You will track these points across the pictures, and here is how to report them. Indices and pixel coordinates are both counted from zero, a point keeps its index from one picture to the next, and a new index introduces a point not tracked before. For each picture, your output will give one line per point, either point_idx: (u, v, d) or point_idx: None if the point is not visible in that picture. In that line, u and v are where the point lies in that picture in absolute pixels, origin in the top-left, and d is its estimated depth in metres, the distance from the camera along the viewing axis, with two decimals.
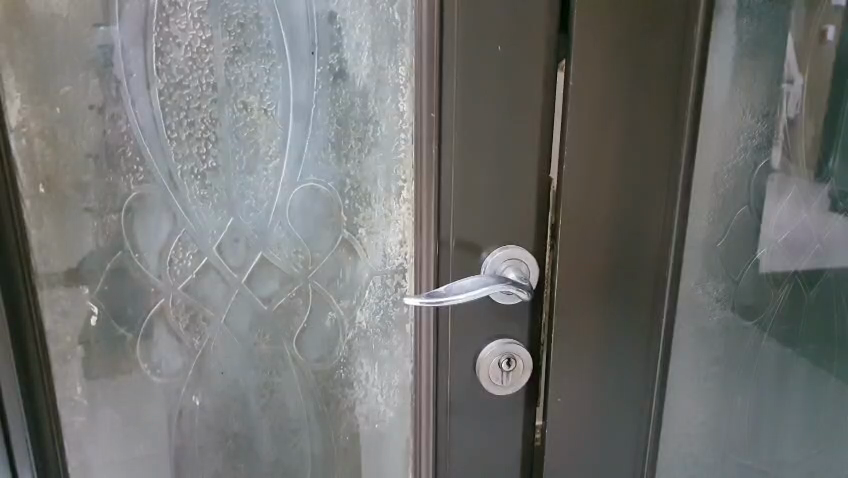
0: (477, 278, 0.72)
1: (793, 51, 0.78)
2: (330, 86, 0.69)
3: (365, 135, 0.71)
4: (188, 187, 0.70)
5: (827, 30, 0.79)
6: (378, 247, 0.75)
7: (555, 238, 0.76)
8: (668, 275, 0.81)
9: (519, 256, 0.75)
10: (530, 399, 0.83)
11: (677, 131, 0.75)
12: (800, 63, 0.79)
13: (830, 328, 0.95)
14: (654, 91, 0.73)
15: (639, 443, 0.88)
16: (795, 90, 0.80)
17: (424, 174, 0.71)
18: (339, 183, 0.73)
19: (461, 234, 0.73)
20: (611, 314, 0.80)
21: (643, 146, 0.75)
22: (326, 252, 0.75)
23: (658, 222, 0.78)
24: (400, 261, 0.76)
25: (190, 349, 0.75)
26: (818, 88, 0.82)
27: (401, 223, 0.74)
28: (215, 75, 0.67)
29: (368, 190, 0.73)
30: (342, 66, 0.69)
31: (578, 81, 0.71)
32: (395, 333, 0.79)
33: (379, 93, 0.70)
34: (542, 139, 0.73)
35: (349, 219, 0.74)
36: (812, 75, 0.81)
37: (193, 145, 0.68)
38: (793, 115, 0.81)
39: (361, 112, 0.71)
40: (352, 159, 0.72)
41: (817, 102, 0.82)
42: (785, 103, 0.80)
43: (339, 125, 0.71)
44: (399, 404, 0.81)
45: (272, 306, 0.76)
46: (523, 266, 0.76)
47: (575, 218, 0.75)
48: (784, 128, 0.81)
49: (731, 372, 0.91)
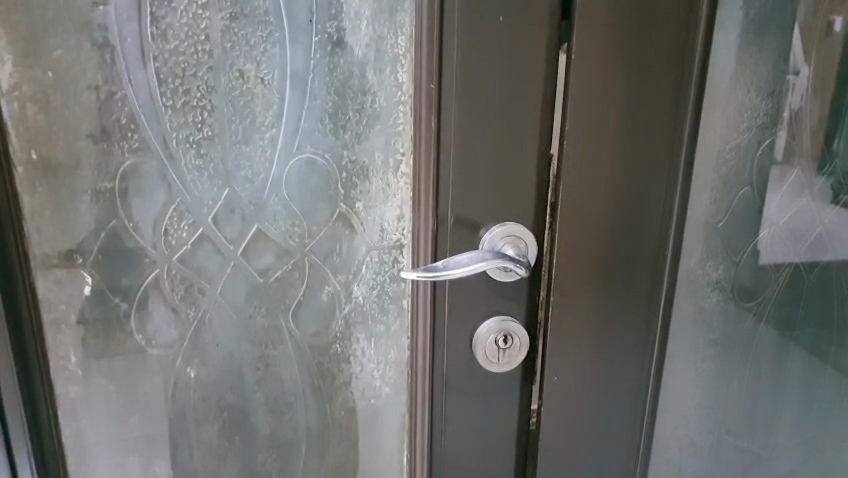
0: (475, 253, 0.71)
1: (801, 39, 0.78)
2: (328, 56, 0.68)
3: (364, 107, 0.70)
4: (183, 156, 0.69)
5: (835, 21, 0.79)
6: (376, 221, 0.74)
7: (554, 215, 0.76)
8: (668, 254, 0.80)
9: (518, 233, 0.75)
10: (526, 377, 0.82)
11: (680, 107, 0.74)
12: (807, 48, 0.78)
13: (829, 314, 0.95)
14: (657, 66, 0.72)
15: (635, 422, 0.88)
16: (801, 80, 0.80)
17: (422, 147, 0.70)
18: (336, 155, 0.72)
19: (459, 209, 0.72)
20: (610, 292, 0.80)
21: (645, 123, 0.74)
22: (323, 226, 0.74)
23: (659, 201, 0.77)
24: (397, 236, 0.75)
25: (185, 321, 0.75)
26: (824, 72, 0.81)
27: (399, 197, 0.74)
28: (211, 41, 0.66)
29: (366, 163, 0.72)
30: (341, 35, 0.68)
31: (580, 55, 0.69)
32: (392, 309, 0.78)
33: (378, 63, 0.69)
34: (543, 114, 0.72)
35: (346, 192, 0.73)
36: (818, 61, 0.80)
37: (188, 113, 0.68)
38: (797, 106, 0.81)
39: (360, 83, 0.69)
40: (350, 131, 0.71)
41: (822, 85, 0.81)
42: (791, 89, 0.79)
43: (336, 96, 0.70)
44: (395, 380, 0.81)
45: (268, 279, 0.75)
46: (521, 243, 0.75)
47: (575, 195, 0.74)
48: (789, 111, 0.80)
49: (729, 355, 0.91)
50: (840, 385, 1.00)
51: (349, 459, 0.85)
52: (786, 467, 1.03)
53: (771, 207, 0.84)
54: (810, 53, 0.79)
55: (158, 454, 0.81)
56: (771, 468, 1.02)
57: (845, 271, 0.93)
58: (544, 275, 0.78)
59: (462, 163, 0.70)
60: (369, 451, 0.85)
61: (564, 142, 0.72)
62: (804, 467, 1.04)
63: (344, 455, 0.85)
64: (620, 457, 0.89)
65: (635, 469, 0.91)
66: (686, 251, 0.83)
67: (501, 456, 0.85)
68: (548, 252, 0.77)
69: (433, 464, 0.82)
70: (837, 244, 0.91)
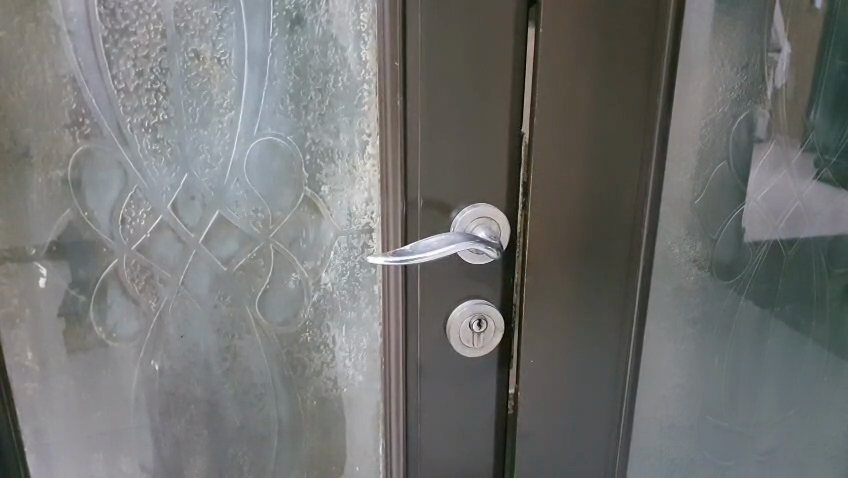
0: (445, 235, 0.69)
1: (780, 14, 0.76)
2: (287, 34, 0.66)
3: (326, 87, 0.68)
4: (139, 142, 0.66)
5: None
6: (343, 205, 0.72)
7: (526, 196, 0.74)
8: (643, 231, 0.78)
9: (489, 214, 0.73)
10: (503, 361, 0.81)
11: (652, 81, 0.72)
12: (785, 24, 0.77)
13: (808, 289, 0.94)
14: (627, 40, 0.70)
15: (615, 404, 0.87)
16: (781, 57, 0.78)
17: (387, 127, 0.67)
18: (300, 137, 0.69)
19: (429, 189, 0.70)
20: (586, 272, 0.78)
21: (617, 98, 0.72)
22: (288, 212, 0.72)
23: (632, 178, 0.76)
24: (366, 221, 0.73)
25: (147, 312, 0.73)
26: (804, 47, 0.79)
27: (367, 180, 0.71)
28: (163, 21, 0.63)
29: (331, 145, 0.70)
30: (300, 13, 0.65)
31: (549, 29, 0.67)
32: (363, 295, 0.76)
33: (339, 42, 0.66)
34: (513, 91, 0.70)
35: (311, 175, 0.71)
36: (794, 35, 0.78)
37: (143, 96, 0.65)
38: (777, 84, 0.79)
39: (321, 62, 0.67)
40: (312, 112, 0.69)
41: (800, 60, 0.80)
42: (768, 63, 0.78)
43: (297, 75, 0.67)
44: (368, 369, 0.79)
45: (232, 268, 0.73)
46: (493, 225, 0.73)
47: (547, 174, 0.73)
48: (768, 87, 0.79)
49: (710, 333, 0.90)
50: (818, 364, 0.99)
51: (324, 450, 0.83)
52: (769, 444, 1.02)
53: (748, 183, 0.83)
54: (787, 26, 0.77)
55: (124, 451, 0.78)
56: (754, 446, 1.01)
57: (822, 247, 0.92)
58: (518, 257, 0.76)
59: (431, 143, 0.68)
60: (343, 441, 0.83)
61: (534, 119, 0.70)
62: (788, 444, 1.03)
63: (318, 445, 0.83)
64: (600, 438, 0.88)
65: (616, 450, 0.90)
66: (663, 230, 0.81)
67: (479, 442, 0.84)
68: (521, 233, 0.75)
69: (409, 450, 0.80)
70: (815, 218, 0.90)
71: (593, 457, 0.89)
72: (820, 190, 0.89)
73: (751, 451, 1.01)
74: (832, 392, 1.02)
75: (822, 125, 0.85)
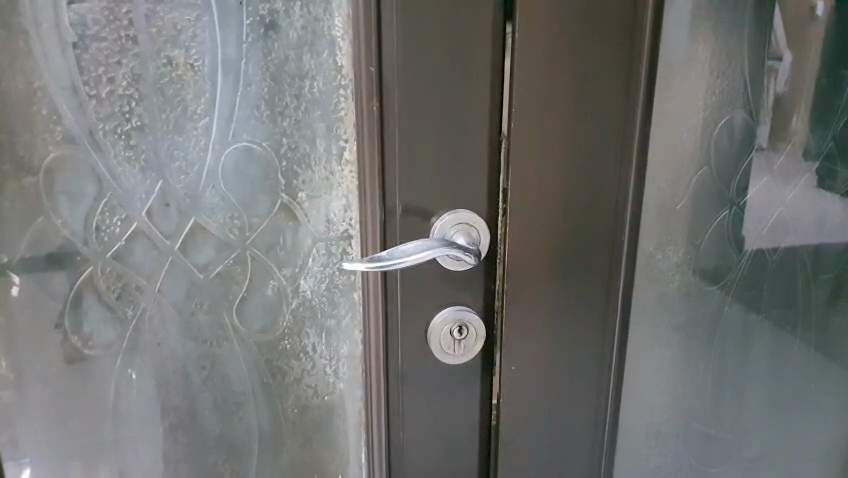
0: (421, 241, 0.68)
1: (764, 19, 0.76)
2: (260, 40, 0.65)
3: (302, 92, 0.67)
4: (112, 147, 0.66)
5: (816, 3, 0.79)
6: (321, 211, 0.71)
7: (506, 200, 0.73)
8: (625, 236, 0.78)
9: (468, 220, 0.73)
10: (485, 368, 0.80)
11: (630, 84, 0.72)
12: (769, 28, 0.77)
13: (794, 295, 0.94)
14: (604, 43, 0.70)
15: (600, 411, 0.86)
16: (765, 60, 0.78)
17: (362, 131, 0.67)
18: (275, 143, 0.68)
19: (408, 195, 0.70)
20: (567, 278, 0.78)
21: (596, 101, 0.72)
22: (264, 218, 0.71)
23: (612, 184, 0.76)
24: (345, 227, 0.72)
25: (123, 320, 0.72)
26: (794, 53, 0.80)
27: (344, 186, 0.71)
28: (135, 26, 0.63)
29: (307, 151, 0.69)
30: (274, 18, 0.65)
31: (524, 34, 0.67)
32: (342, 302, 0.75)
33: (315, 46, 0.66)
34: (491, 96, 0.69)
35: (287, 182, 0.70)
36: (785, 38, 0.78)
37: (115, 103, 0.64)
38: (760, 88, 0.79)
39: (296, 67, 0.66)
40: (288, 118, 0.68)
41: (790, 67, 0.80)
42: (753, 69, 0.78)
43: (272, 81, 0.66)
44: (349, 376, 0.79)
45: (209, 275, 0.72)
46: (473, 231, 0.73)
47: (527, 179, 0.73)
48: (756, 95, 0.79)
49: (695, 338, 0.89)
50: (807, 369, 0.99)
51: (304, 457, 0.82)
52: (758, 450, 1.01)
53: (732, 187, 0.83)
54: (776, 30, 0.77)
55: (102, 459, 0.78)
56: (741, 452, 1.00)
57: (808, 252, 0.92)
58: (499, 263, 0.76)
59: (408, 148, 0.68)
60: (325, 447, 0.82)
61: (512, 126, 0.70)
62: (776, 451, 1.03)
63: (299, 453, 0.82)
64: (586, 445, 0.87)
65: (601, 458, 0.89)
66: (646, 236, 0.81)
67: (463, 451, 0.83)
68: (502, 239, 0.75)
69: (390, 458, 0.80)
70: (800, 222, 0.90)
71: (578, 464, 0.88)
72: (805, 195, 0.89)
73: (739, 457, 1.00)
74: (820, 397, 1.01)
75: (812, 125, 0.86)
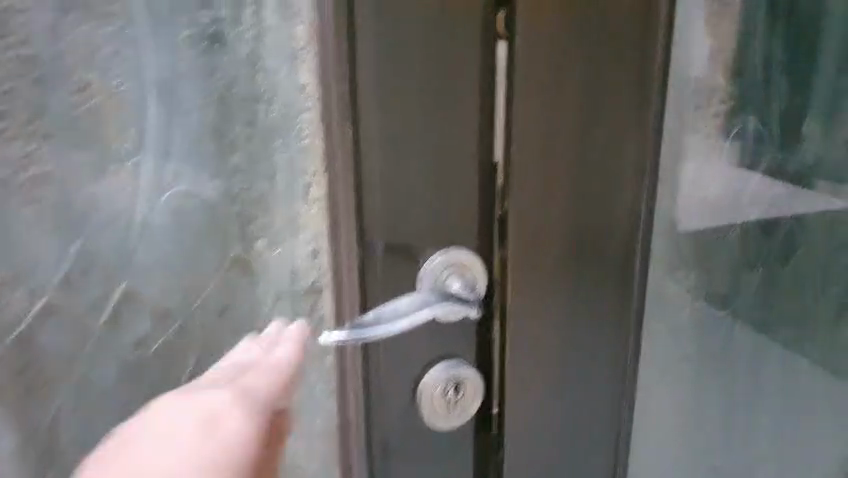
0: (413, 298, 0.57)
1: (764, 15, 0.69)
2: (203, 55, 0.52)
3: (256, 119, 0.53)
4: (7, 203, 0.50)
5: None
6: (283, 264, 0.55)
7: (504, 238, 0.61)
8: (635, 265, 0.68)
9: (463, 260, 0.59)
10: (481, 426, 0.69)
11: (643, 91, 0.62)
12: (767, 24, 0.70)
13: (803, 314, 0.85)
14: (614, 44, 0.59)
15: (608, 460, 0.76)
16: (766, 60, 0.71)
17: (331, 164, 0.52)
18: (225, 182, 0.55)
19: (394, 240, 0.56)
20: (575, 318, 0.67)
21: (607, 112, 0.61)
22: (213, 277, 0.57)
23: (623, 209, 0.65)
24: (312, 281, 0.55)
25: (34, 418, 0.56)
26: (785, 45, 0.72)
27: (310, 228, 0.54)
28: (33, 44, 0.48)
29: (264, 190, 0.55)
30: (219, 27, 0.51)
31: (526, 36, 0.56)
32: (313, 371, 0.60)
33: (269, 61, 0.51)
34: (485, 115, 0.57)
35: (241, 230, 0.56)
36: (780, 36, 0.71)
37: (8, 143, 0.49)
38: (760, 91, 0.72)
39: (249, 88, 0.53)
40: (241, 151, 0.54)
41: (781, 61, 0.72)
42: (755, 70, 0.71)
43: (218, 105, 0.53)
44: (324, 456, 0.64)
45: (144, 352, 0.57)
46: (468, 272, 0.60)
47: (530, 211, 0.61)
48: (750, 94, 0.71)
49: (703, 367, 0.81)
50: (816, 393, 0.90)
51: None
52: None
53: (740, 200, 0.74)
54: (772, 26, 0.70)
55: None
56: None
57: (816, 266, 0.84)
58: (496, 309, 0.65)
59: (391, 183, 0.54)
60: None
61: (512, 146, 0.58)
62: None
63: None
64: None
65: None
66: (655, 261, 0.71)
67: None
68: (499, 282, 0.63)
69: None
70: (810, 235, 0.81)
71: None
72: (814, 206, 0.80)
73: None
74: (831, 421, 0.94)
75: (815, 127, 0.77)
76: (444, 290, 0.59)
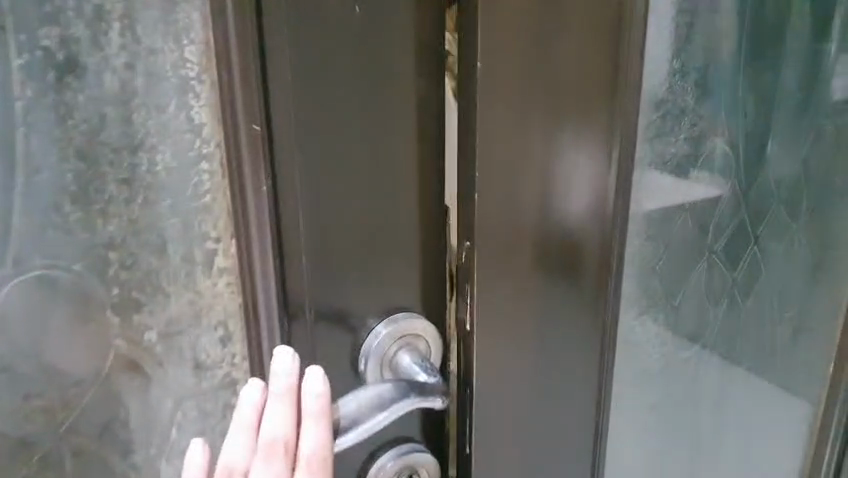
0: (371, 394, 0.42)
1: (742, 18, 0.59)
2: (52, 89, 0.36)
3: (134, 173, 0.38)
4: None
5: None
6: (182, 356, 0.43)
7: (457, 295, 0.49)
8: (607, 327, 0.55)
9: (415, 330, 0.48)
10: None
11: (623, 125, 0.49)
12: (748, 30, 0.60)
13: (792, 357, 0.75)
14: (591, 64, 0.46)
15: None
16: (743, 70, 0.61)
17: (241, 231, 0.39)
18: (95, 261, 0.39)
19: (326, 319, 0.44)
20: (539, 400, 0.54)
21: (582, 147, 0.48)
22: (87, 388, 0.42)
23: (594, 262, 0.52)
24: (226, 372, 0.44)
25: None
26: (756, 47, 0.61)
27: (218, 308, 0.43)
28: None
29: (153, 265, 0.41)
30: (73, 50, 0.35)
31: (486, 62, 0.42)
32: None
33: (150, 95, 0.37)
34: (433, 147, 0.45)
35: (122, 322, 0.41)
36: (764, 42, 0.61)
37: None
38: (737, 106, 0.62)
39: (123, 133, 0.37)
40: (116, 218, 0.39)
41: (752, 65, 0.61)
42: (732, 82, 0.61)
43: (79, 159, 0.37)
44: None
45: None
46: (421, 343, 0.48)
47: (488, 270, 0.47)
48: (725, 110, 0.61)
49: (673, 419, 0.71)
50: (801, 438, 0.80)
51: None
52: None
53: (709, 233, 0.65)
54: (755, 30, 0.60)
55: None
56: None
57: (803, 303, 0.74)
58: (451, 379, 0.52)
59: (322, 247, 0.42)
60: None
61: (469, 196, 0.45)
62: None
63: None
64: None
65: None
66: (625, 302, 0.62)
67: None
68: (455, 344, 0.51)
69: None
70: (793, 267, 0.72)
71: None
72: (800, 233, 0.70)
73: None
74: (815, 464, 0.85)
75: (789, 143, 0.66)
76: (395, 369, 0.46)
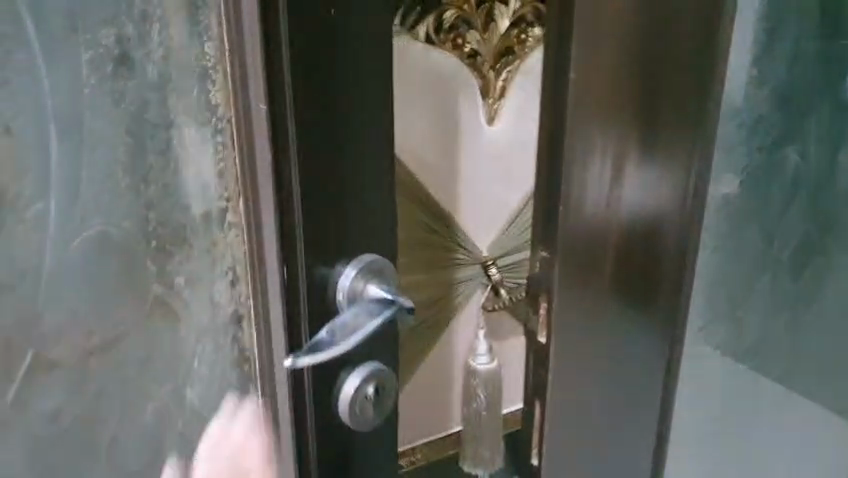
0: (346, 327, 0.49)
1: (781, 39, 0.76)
2: (108, 80, 0.45)
3: (170, 147, 0.48)
4: None
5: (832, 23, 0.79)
6: (203, 299, 0.52)
7: (596, 224, 0.68)
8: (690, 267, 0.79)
9: (377, 265, 0.52)
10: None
11: (689, 128, 0.71)
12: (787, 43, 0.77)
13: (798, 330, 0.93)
14: (683, 89, 0.69)
15: None
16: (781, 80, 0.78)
17: (251, 181, 0.47)
18: (139, 220, 0.49)
19: (318, 287, 0.50)
20: (606, 315, 0.74)
21: (653, 166, 0.70)
22: (129, 327, 0.51)
23: (670, 217, 0.75)
24: (234, 307, 0.52)
25: None
26: (757, 54, 0.75)
27: (230, 256, 0.50)
28: None
29: (182, 223, 0.50)
30: (125, 48, 0.45)
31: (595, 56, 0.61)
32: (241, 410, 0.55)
33: (181, 85, 0.47)
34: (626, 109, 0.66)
35: (159, 269, 0.51)
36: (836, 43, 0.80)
37: None
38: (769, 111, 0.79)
39: (161, 115, 0.47)
40: (155, 184, 0.49)
41: (765, 64, 0.76)
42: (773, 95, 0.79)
43: (129, 137, 0.47)
44: None
45: (61, 426, 0.52)
46: (386, 273, 0.53)
47: (584, 209, 0.67)
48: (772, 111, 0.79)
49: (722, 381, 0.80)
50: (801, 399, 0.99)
51: None
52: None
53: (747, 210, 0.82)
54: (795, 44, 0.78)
55: None
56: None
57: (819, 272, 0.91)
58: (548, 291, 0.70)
59: (313, 210, 0.48)
60: None
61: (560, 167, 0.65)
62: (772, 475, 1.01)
63: None
64: None
65: None
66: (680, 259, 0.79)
67: None
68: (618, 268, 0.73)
69: None
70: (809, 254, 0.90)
71: None
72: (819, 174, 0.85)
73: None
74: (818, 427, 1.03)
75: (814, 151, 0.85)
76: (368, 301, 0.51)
